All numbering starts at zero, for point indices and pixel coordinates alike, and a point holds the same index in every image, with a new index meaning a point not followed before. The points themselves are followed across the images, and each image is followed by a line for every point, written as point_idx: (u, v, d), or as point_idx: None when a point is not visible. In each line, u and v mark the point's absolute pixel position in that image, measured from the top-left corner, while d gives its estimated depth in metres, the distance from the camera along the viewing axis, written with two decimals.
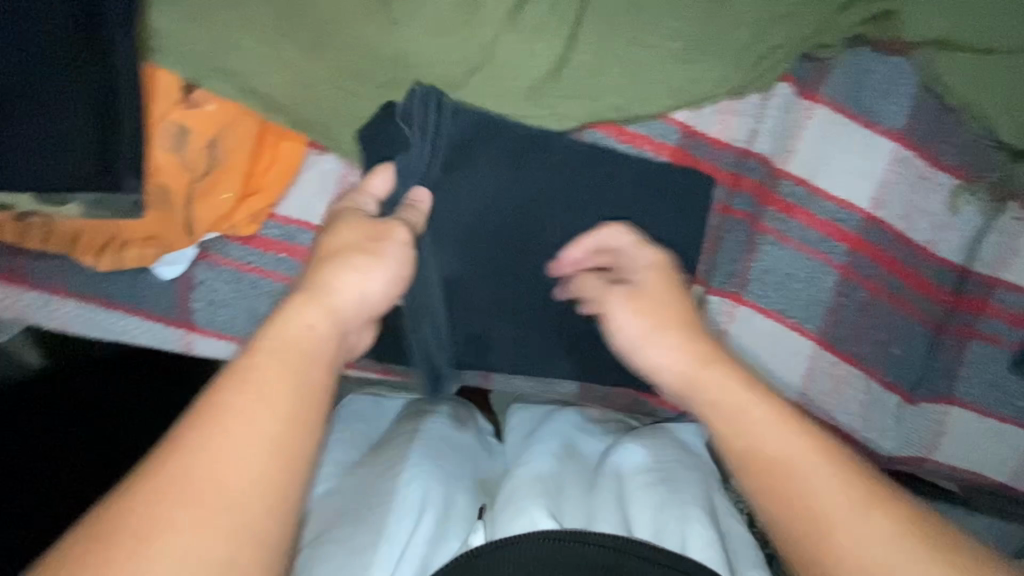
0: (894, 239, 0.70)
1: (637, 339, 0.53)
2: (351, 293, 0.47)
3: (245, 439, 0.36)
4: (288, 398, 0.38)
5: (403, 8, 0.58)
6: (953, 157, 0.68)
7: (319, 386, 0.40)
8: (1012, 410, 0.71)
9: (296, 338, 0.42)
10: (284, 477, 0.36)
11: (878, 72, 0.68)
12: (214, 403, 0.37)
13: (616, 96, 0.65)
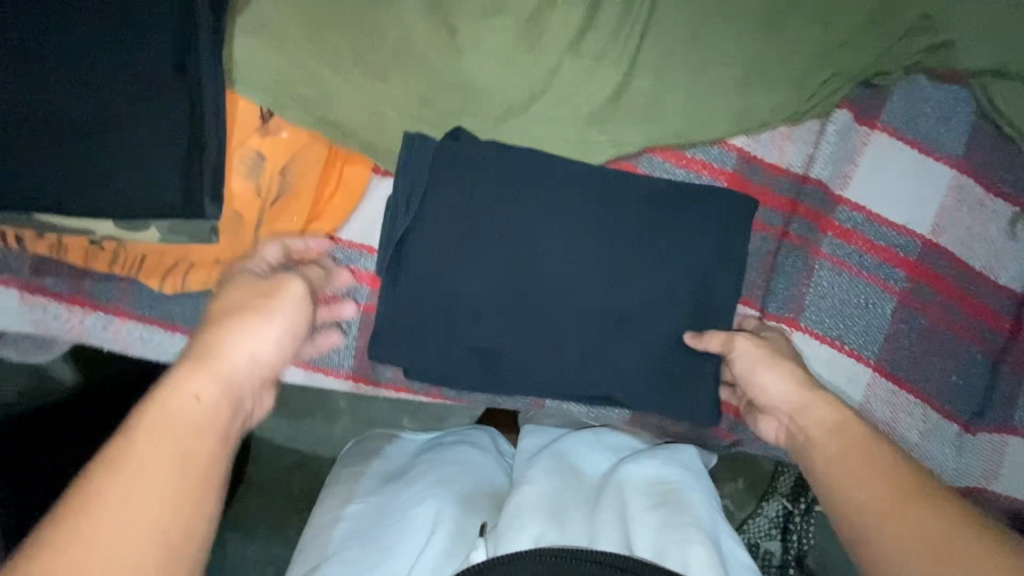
0: (952, 266, 0.69)
1: (754, 359, 0.59)
2: (243, 357, 0.46)
3: (125, 537, 0.34)
4: (170, 484, 0.37)
5: (469, 37, 0.60)
6: (1013, 185, 0.68)
7: (206, 464, 0.39)
8: None
9: (181, 412, 0.40)
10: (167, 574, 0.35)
11: (934, 99, 0.68)
12: (83, 501, 0.34)
13: (678, 122, 0.65)
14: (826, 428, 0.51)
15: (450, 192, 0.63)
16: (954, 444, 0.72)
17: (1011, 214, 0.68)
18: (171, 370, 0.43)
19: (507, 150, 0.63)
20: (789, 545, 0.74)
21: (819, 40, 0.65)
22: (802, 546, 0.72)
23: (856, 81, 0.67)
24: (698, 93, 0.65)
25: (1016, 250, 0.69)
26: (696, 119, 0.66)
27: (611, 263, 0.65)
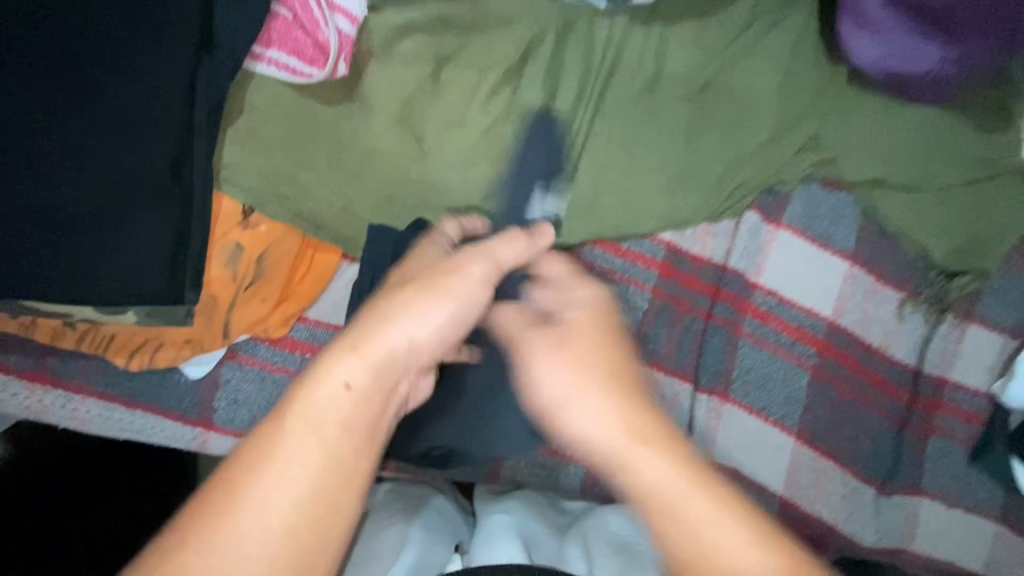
0: (854, 344, 0.79)
1: (556, 393, 0.49)
2: (402, 344, 0.47)
3: (280, 500, 0.41)
4: (318, 466, 0.42)
5: (434, 145, 0.69)
6: (896, 274, 0.81)
7: (351, 456, 0.44)
8: (967, 497, 0.79)
9: (331, 400, 0.44)
10: (309, 541, 0.41)
11: (826, 203, 0.81)
12: (258, 456, 0.42)
13: (613, 219, 0.77)
14: (659, 502, 0.44)
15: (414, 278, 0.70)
16: (873, 505, 0.79)
17: (899, 299, 0.80)
18: (329, 348, 0.46)
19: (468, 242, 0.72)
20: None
21: (728, 152, 0.79)
22: None
23: (760, 188, 0.80)
24: (630, 193, 0.77)
25: (905, 330, 0.80)
26: (630, 215, 0.77)
27: None
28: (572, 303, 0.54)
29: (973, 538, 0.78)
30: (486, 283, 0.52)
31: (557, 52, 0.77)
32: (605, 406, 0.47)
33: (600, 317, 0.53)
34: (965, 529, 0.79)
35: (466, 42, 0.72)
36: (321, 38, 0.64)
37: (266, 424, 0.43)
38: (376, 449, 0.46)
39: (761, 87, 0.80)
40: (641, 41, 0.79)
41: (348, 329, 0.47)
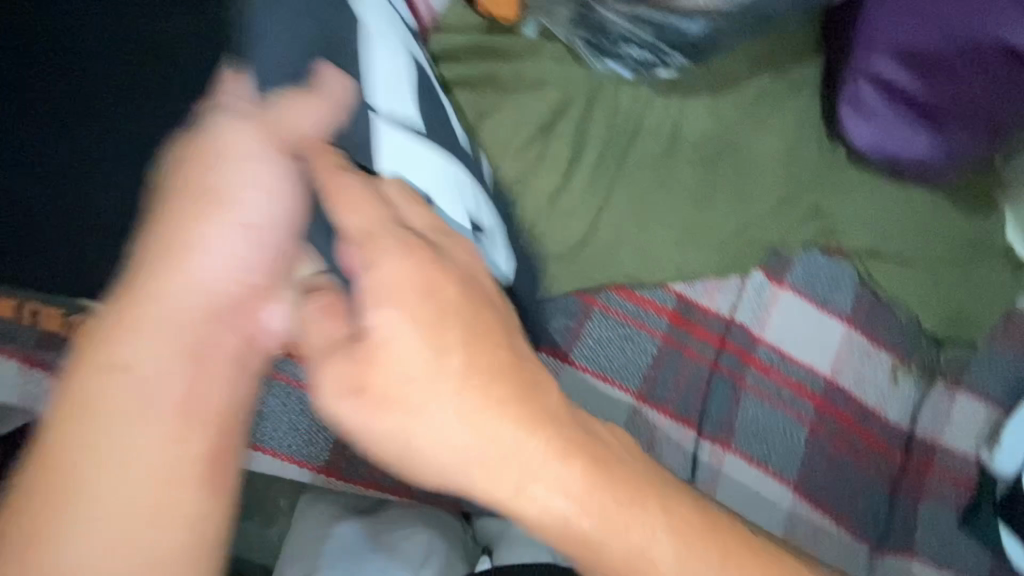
0: (850, 403, 0.83)
1: (385, 429, 0.44)
2: (214, 262, 0.45)
3: (116, 462, 0.40)
4: (141, 425, 0.41)
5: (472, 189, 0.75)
6: (891, 340, 0.85)
7: (200, 391, 0.43)
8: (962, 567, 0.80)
9: (136, 357, 0.42)
10: (179, 478, 0.41)
11: (826, 269, 0.87)
12: (55, 441, 0.40)
13: (629, 267, 0.82)
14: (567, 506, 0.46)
15: None
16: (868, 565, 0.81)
17: (892, 363, 0.85)
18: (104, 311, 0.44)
19: None
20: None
21: (736, 215, 0.85)
22: None
23: (765, 250, 0.86)
24: (644, 245, 0.82)
25: (898, 392, 0.84)
26: (643, 264, 0.82)
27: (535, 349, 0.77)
28: (367, 288, 0.44)
29: None
30: (276, 158, 0.48)
31: (585, 114, 0.85)
32: (464, 415, 0.44)
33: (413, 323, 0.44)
34: None
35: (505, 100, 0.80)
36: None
37: (55, 409, 0.41)
38: (212, 410, 0.43)
39: (767, 157, 0.88)
40: (661, 110, 0.87)
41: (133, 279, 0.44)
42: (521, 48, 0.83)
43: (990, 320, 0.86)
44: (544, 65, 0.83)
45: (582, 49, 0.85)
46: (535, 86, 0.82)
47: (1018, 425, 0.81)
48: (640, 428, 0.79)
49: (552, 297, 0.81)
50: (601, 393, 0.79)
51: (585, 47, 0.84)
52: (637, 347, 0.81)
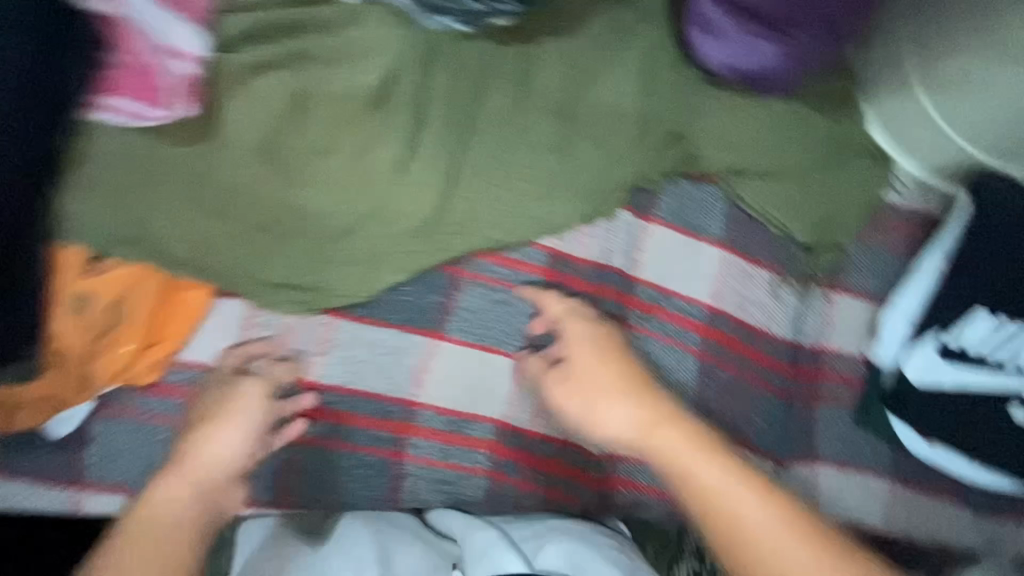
0: (735, 326, 0.84)
1: (635, 425, 0.66)
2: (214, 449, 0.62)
3: (156, 525, 0.56)
4: (173, 510, 0.58)
5: (307, 177, 0.71)
6: (769, 256, 0.85)
7: (195, 493, 0.59)
8: (865, 461, 0.84)
9: (199, 476, 0.60)
10: (181, 552, 0.55)
11: (695, 195, 0.85)
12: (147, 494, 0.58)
13: (494, 229, 0.78)
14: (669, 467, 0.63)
15: (289, 307, 0.70)
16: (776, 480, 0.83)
17: (772, 280, 0.84)
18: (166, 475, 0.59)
19: (343, 265, 0.72)
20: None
21: (599, 160, 0.83)
22: None
23: (627, 187, 0.84)
24: (507, 204, 0.79)
25: (782, 307, 0.84)
26: (506, 223, 0.79)
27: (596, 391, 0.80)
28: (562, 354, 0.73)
29: (891, 503, 0.83)
30: None
31: (424, 79, 0.80)
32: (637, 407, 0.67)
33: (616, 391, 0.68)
34: (877, 493, 0.83)
35: (327, 74, 0.74)
36: (164, 82, 0.66)
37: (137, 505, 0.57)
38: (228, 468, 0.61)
39: (624, 94, 0.86)
40: (508, 62, 0.84)
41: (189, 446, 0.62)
42: (341, 15, 0.77)
43: (857, 219, 0.87)
44: (369, 32, 0.78)
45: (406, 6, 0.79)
46: (361, 56, 0.77)
47: (894, 316, 0.82)
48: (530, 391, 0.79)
49: (416, 275, 0.75)
50: (482, 364, 0.76)
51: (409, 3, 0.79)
52: (513, 311, 0.78)
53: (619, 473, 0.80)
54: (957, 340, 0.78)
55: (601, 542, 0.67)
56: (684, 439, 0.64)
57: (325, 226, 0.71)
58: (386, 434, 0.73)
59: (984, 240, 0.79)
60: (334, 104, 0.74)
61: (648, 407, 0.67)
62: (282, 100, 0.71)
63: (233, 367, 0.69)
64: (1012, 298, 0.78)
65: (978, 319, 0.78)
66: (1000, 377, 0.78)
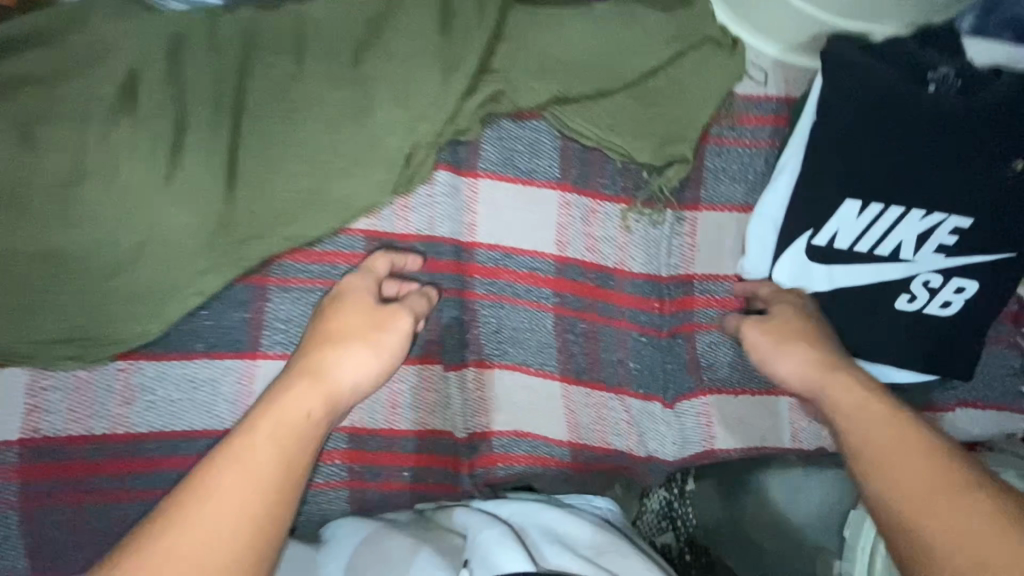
0: (589, 271, 0.77)
1: (770, 358, 0.71)
2: (343, 376, 0.64)
3: (250, 461, 0.54)
4: (281, 453, 0.56)
5: (54, 213, 0.63)
6: (613, 187, 0.77)
7: (300, 437, 0.58)
8: (751, 382, 0.80)
9: (290, 419, 0.59)
10: (276, 491, 0.54)
11: (521, 135, 0.76)
12: (248, 425, 0.58)
13: (293, 224, 0.70)
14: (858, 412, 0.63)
15: (78, 361, 0.65)
16: (665, 419, 0.80)
17: (620, 212, 0.77)
18: (291, 381, 0.62)
19: (122, 305, 0.65)
20: (680, 530, 0.91)
21: (401, 117, 0.72)
22: (688, 527, 0.91)
23: (439, 145, 0.74)
24: (303, 191, 0.70)
25: (634, 239, 0.77)
26: (306, 215, 0.71)
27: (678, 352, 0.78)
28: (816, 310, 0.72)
29: (794, 418, 0.81)
30: None
31: (173, 70, 0.69)
32: (804, 354, 0.69)
33: (803, 349, 0.69)
34: (769, 411, 0.81)
35: (54, 87, 0.65)
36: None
37: (236, 431, 0.57)
38: (321, 414, 0.61)
39: (418, 34, 0.74)
40: (274, 26, 0.72)
41: (304, 362, 0.64)
42: (63, 22, 0.68)
43: (707, 123, 0.77)
44: (98, 29, 0.68)
45: None
46: (90, 63, 0.67)
47: (759, 226, 0.75)
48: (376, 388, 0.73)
49: (212, 296, 0.69)
50: None
51: None
52: None
53: (494, 450, 0.77)
54: (829, 238, 0.71)
55: (589, 531, 0.68)
56: (853, 383, 0.66)
57: (90, 263, 0.64)
58: None
59: (839, 117, 0.70)
60: (66, 127, 0.65)
61: (825, 353, 0.69)
62: (5, 130, 0.63)
63: (31, 437, 0.64)
64: (880, 176, 0.68)
65: (847, 210, 0.70)
66: (880, 268, 0.70)
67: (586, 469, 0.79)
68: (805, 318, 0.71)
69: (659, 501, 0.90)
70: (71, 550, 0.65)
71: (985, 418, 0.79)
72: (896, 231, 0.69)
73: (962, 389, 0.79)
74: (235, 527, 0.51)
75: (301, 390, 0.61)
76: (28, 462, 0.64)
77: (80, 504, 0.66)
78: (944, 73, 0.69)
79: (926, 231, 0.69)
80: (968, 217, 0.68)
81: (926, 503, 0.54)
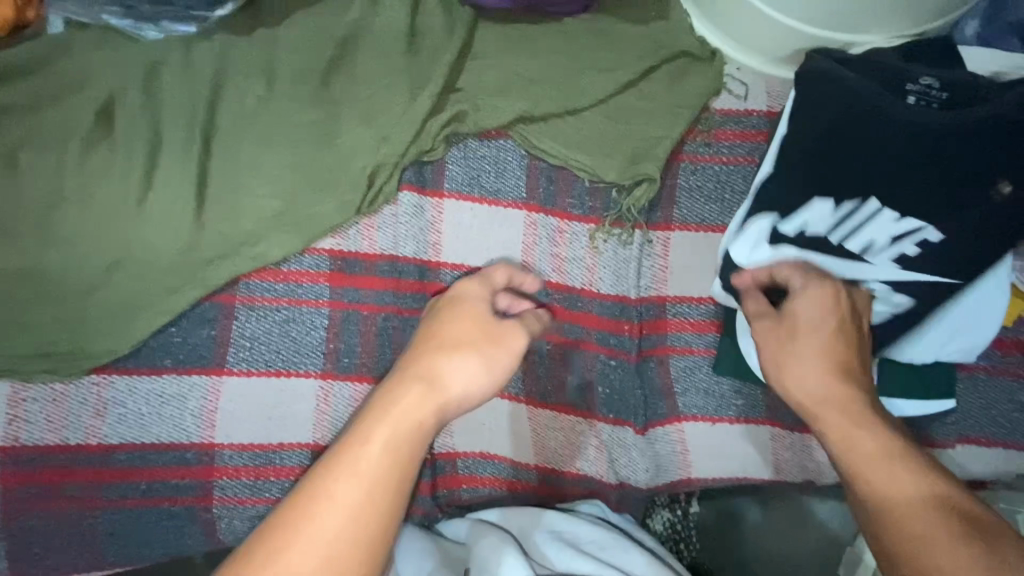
0: (557, 292, 0.74)
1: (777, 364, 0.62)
2: (456, 389, 0.55)
3: (363, 471, 0.48)
4: (401, 463, 0.49)
5: (38, 233, 0.67)
6: (581, 206, 0.75)
7: (416, 450, 0.51)
8: (734, 410, 0.76)
9: (406, 431, 0.51)
10: (392, 509, 0.48)
11: (487, 154, 0.76)
12: (361, 432, 0.50)
13: (258, 243, 0.72)
14: (860, 444, 0.56)
15: (54, 374, 0.68)
16: (637, 446, 0.76)
17: (587, 231, 0.75)
18: (404, 387, 0.53)
19: (95, 320, 0.68)
20: (684, 556, 0.81)
21: (366, 139, 0.74)
22: (693, 552, 0.81)
23: (404, 165, 0.74)
24: (270, 211, 0.72)
25: (603, 259, 0.75)
26: (272, 235, 0.72)
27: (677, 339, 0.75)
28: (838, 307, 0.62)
29: (779, 450, 0.76)
30: None
31: (150, 96, 0.73)
32: (812, 365, 0.60)
33: (813, 357, 0.61)
34: (751, 441, 0.76)
35: (40, 116, 0.70)
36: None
37: (347, 433, 0.50)
38: (431, 422, 0.53)
39: (385, 56, 0.76)
40: (248, 52, 0.75)
41: (413, 369, 0.55)
42: (48, 50, 0.72)
43: (680, 139, 0.74)
44: (83, 62, 0.72)
45: (119, 22, 0.72)
46: (74, 91, 0.71)
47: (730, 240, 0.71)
48: (338, 407, 0.73)
49: (179, 314, 0.71)
50: (276, 390, 0.72)
51: (119, 21, 0.72)
52: (301, 328, 0.73)
53: (459, 471, 0.76)
54: (798, 229, 0.66)
55: (590, 526, 0.67)
56: (855, 411, 0.58)
57: (69, 280, 0.67)
58: (188, 481, 0.70)
59: (814, 130, 0.66)
60: (50, 152, 0.69)
61: (841, 367, 0.60)
62: None
63: (9, 446, 0.67)
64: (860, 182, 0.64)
65: (817, 203, 0.65)
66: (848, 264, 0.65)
67: (561, 492, 0.76)
68: (835, 319, 0.62)
69: (663, 522, 0.81)
70: (44, 556, 0.67)
71: (989, 456, 0.73)
72: (867, 230, 0.64)
73: (960, 422, 0.74)
74: (350, 553, 0.46)
75: (416, 399, 0.53)
76: (6, 470, 0.67)
77: (52, 513, 0.68)
78: (930, 82, 0.65)
79: (897, 236, 0.64)
80: (953, 238, 0.63)
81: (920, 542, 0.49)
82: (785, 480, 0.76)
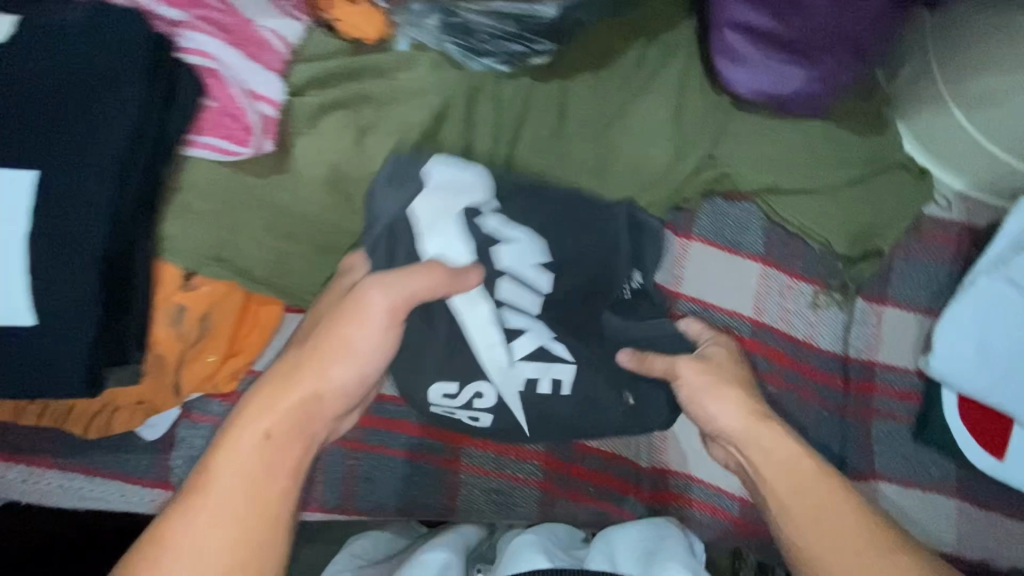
0: (779, 339, 0.86)
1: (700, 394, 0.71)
2: (300, 391, 0.60)
3: (207, 502, 0.55)
4: (247, 476, 0.56)
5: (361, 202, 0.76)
6: (810, 270, 0.88)
7: (259, 460, 0.57)
8: (935, 482, 0.82)
9: (246, 448, 0.57)
10: (251, 513, 0.55)
11: (731, 213, 0.91)
12: (209, 461, 0.57)
13: None
14: (781, 461, 0.64)
15: None
16: None
17: (813, 291, 0.87)
18: (251, 402, 0.60)
19: None
20: None
21: (633, 181, 0.88)
22: None
23: (666, 208, 0.89)
24: None
25: (823, 320, 0.87)
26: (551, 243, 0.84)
27: (882, 389, 0.85)
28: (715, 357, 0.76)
29: (965, 526, 0.81)
30: None
31: (468, 111, 0.85)
32: (732, 396, 0.70)
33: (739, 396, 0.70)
34: (942, 513, 0.82)
35: (382, 109, 0.81)
36: (249, 121, 0.72)
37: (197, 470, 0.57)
38: (274, 429, 0.59)
39: (661, 115, 0.89)
40: (546, 94, 0.87)
41: (263, 385, 0.61)
42: (394, 59, 0.82)
43: (898, 236, 0.89)
44: (419, 70, 0.83)
45: (454, 50, 0.84)
46: (413, 95, 0.82)
47: (954, 314, 0.81)
48: None
49: None
50: None
51: (456, 50, 0.84)
52: None
53: (670, 486, 0.81)
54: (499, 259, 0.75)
55: (647, 533, 0.70)
56: (780, 434, 0.66)
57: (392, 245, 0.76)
58: (443, 443, 0.78)
59: None
60: (392, 138, 0.79)
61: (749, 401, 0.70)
62: (344, 132, 0.77)
63: None
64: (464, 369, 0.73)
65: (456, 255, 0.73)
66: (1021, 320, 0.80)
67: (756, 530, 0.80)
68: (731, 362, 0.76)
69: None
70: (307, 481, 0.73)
71: None
72: None
73: None
74: (227, 552, 0.54)
75: (261, 417, 0.59)
76: None
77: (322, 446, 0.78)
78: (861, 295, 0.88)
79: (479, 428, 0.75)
80: None
81: (835, 540, 0.58)
82: (976, 560, 0.80)
